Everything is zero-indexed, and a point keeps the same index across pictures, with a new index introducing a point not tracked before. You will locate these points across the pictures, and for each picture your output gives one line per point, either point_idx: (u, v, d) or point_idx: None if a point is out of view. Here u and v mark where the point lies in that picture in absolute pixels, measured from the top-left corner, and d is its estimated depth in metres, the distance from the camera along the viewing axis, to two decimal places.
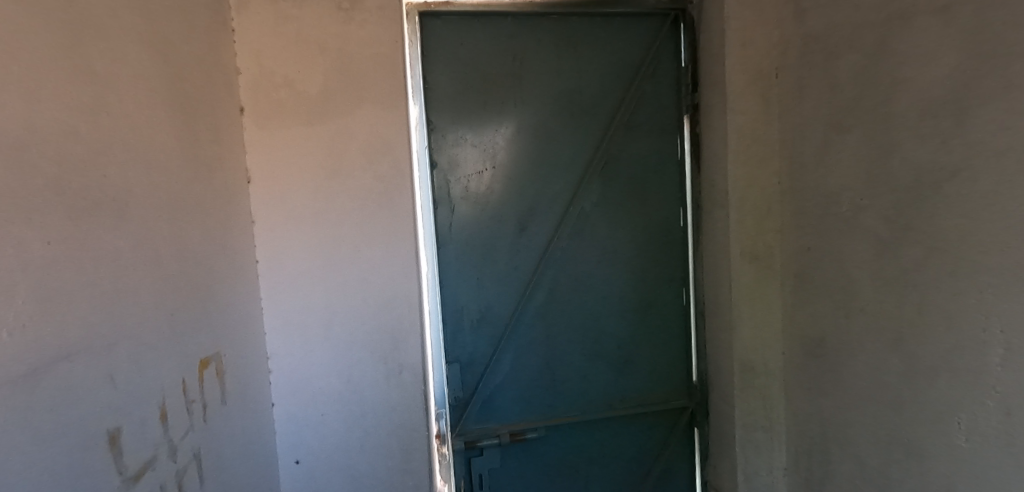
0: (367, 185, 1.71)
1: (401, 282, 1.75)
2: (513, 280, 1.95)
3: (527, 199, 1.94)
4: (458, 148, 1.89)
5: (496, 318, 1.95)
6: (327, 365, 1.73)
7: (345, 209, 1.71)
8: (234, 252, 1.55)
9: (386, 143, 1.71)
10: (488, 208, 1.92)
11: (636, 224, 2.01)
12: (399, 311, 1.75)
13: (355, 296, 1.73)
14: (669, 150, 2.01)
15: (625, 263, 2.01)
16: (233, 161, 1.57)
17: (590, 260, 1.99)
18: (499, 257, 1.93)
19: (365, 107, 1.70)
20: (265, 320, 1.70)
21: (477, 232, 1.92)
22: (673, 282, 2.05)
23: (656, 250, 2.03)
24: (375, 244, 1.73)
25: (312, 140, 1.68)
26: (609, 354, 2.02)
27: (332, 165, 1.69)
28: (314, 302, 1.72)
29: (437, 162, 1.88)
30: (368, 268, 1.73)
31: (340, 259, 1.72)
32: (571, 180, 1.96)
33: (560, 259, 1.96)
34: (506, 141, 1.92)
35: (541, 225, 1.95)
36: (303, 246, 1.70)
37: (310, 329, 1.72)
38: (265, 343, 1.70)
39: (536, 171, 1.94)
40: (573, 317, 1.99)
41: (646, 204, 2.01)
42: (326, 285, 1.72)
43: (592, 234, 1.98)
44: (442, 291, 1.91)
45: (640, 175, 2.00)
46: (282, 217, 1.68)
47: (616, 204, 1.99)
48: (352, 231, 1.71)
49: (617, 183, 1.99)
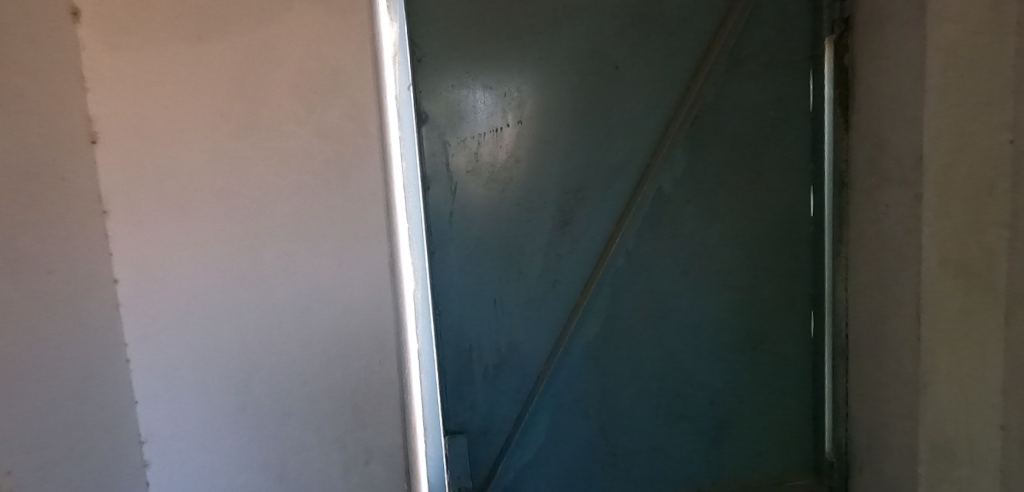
0: (303, 149, 0.99)
1: (364, 316, 1.03)
2: (550, 303, 1.23)
3: (575, 175, 1.21)
4: (463, 92, 1.17)
5: (523, 363, 1.24)
6: (245, 454, 1.03)
7: (267, 189, 0.99)
8: (53, 269, 0.81)
9: (335, 74, 0.99)
10: (511, 190, 1.20)
11: (743, 215, 1.28)
12: (364, 363, 1.04)
13: (287, 339, 1.02)
14: (798, 96, 1.26)
15: (724, 275, 1.28)
16: (53, 101, 0.85)
17: (671, 271, 1.26)
18: (528, 268, 1.22)
19: (298, 10, 0.97)
20: (135, 380, 0.99)
21: (493, 227, 1.20)
22: (797, 305, 1.31)
23: (773, 254, 1.29)
24: (321, 250, 1.01)
25: (207, 69, 0.96)
26: (697, 414, 1.31)
27: (241, 114, 0.97)
28: (217, 350, 1.01)
29: (427, 114, 1.16)
30: (308, 291, 1.01)
31: (260, 276, 1.00)
32: (642, 144, 1.23)
33: (624, 269, 1.24)
34: (538, 82, 1.19)
35: (594, 215, 1.23)
36: (195, 255, 0.99)
37: (213, 394, 1.01)
38: (137, 420, 0.99)
39: (588, 130, 1.21)
40: (642, 360, 1.27)
41: (759, 182, 1.27)
42: (237, 322, 1.01)
43: (674, 229, 1.25)
44: (438, 321, 1.20)
45: (750, 135, 1.26)
46: (156, 204, 0.97)
47: (713, 182, 1.26)
48: (277, 230, 1.00)
49: (715, 148, 1.25)
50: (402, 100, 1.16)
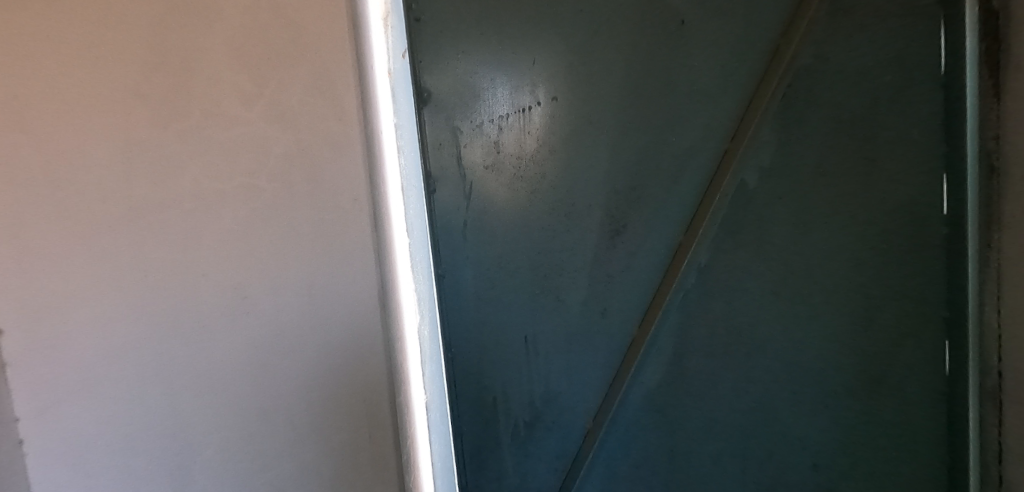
0: (252, 140, 0.69)
1: (348, 373, 0.74)
2: (598, 334, 0.98)
3: (627, 169, 0.95)
4: (476, 65, 0.91)
5: (563, 414, 1.01)
6: None
7: (205, 198, 0.70)
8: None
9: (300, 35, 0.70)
10: (542, 189, 0.95)
11: (853, 215, 0.93)
12: (351, 436, 0.76)
13: (244, 406, 0.73)
14: (925, 42, 0.87)
15: (830, 300, 0.95)
16: None
17: (754, 291, 0.96)
18: (569, 294, 0.97)
19: None
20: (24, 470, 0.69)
21: (517, 240, 0.96)
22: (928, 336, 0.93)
23: (890, 268, 0.93)
24: (286, 285, 0.72)
25: (113, 27, 0.67)
26: (794, 479, 1.00)
27: (164, 90, 0.68)
28: (142, 428, 0.71)
29: (432, 94, 0.91)
30: (269, 339, 0.72)
31: (203, 321, 0.71)
32: (715, 129, 0.94)
33: (694, 294, 0.97)
34: (575, 48, 0.92)
35: (653, 222, 0.96)
36: (106, 291, 0.69)
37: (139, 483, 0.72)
38: None
39: (641, 109, 0.93)
40: (717, 411, 0.99)
41: (874, 173, 0.91)
42: (171, 388, 0.72)
43: (760, 234, 0.95)
44: (457, 355, 0.99)
45: (860, 108, 0.91)
46: (43, 219, 0.67)
47: (800, 170, 0.93)
48: (223, 253, 0.71)
49: (809, 125, 0.92)
50: (395, 69, 0.85)
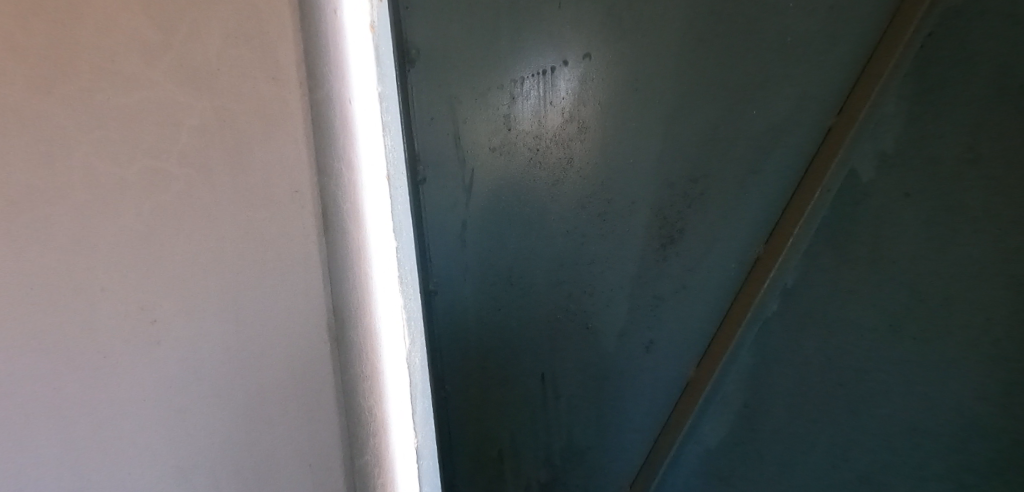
0: (156, 111, 0.49)
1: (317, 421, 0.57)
2: (636, 356, 0.89)
3: (683, 166, 0.82)
4: (480, 42, 0.82)
5: (596, 455, 0.94)
6: None
7: (96, 194, 0.49)
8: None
9: None
10: (556, 181, 0.84)
11: (978, 217, 0.70)
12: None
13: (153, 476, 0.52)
14: None
15: (944, 330, 0.73)
16: None
17: (853, 325, 0.78)
18: (601, 321, 0.89)
19: None
20: None
21: (524, 240, 0.87)
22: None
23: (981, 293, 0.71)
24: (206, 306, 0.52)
25: None
26: None
27: (30, 29, 0.46)
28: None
29: (423, 65, 0.84)
30: (190, 381, 0.52)
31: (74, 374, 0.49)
32: (795, 130, 0.78)
33: (771, 327, 0.83)
34: (607, 20, 0.80)
35: (712, 231, 0.83)
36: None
37: None
38: None
39: (687, 95, 0.80)
40: (795, 461, 0.84)
41: (1013, 160, 0.68)
42: (54, 463, 0.49)
43: (873, 246, 0.76)
44: (450, 359, 0.93)
45: (987, 74, 0.68)
46: None
47: (922, 160, 0.72)
48: (118, 262, 0.49)
49: (938, 105, 0.71)
50: (378, 23, 0.65)
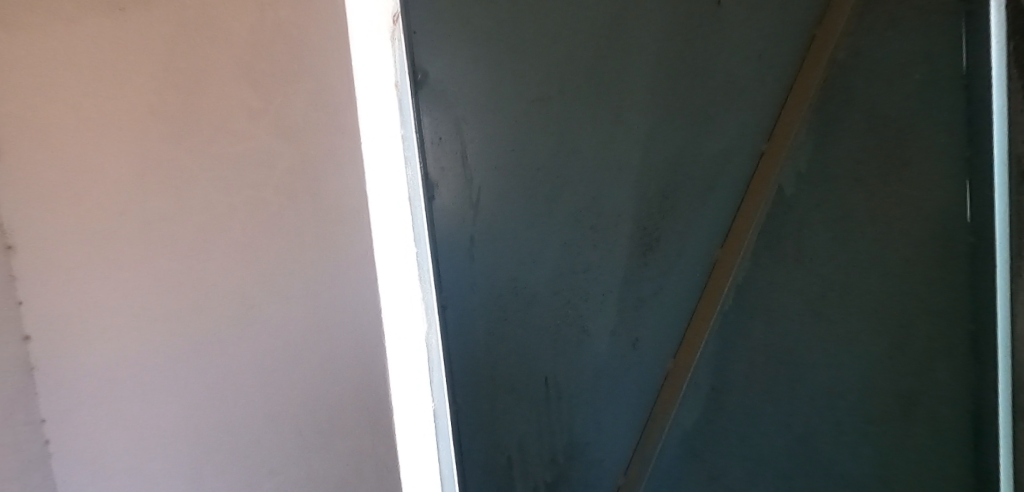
0: (263, 153, 0.71)
1: (366, 383, 0.74)
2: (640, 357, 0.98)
3: (656, 181, 0.93)
4: (489, 65, 0.86)
5: (593, 450, 0.99)
6: None
7: (216, 213, 0.72)
8: (30, 334, 0.74)
9: (299, 47, 0.69)
10: (554, 192, 0.91)
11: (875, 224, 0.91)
12: (353, 445, 0.75)
13: (257, 392, 0.74)
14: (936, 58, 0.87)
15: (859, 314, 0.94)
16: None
17: (790, 311, 0.96)
18: (595, 325, 0.96)
19: None
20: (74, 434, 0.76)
21: (526, 240, 0.91)
22: (920, 351, 0.93)
23: (881, 278, 0.93)
24: (300, 282, 0.72)
25: (121, 54, 0.70)
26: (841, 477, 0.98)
27: (191, 103, 0.70)
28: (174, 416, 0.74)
29: (420, 75, 0.83)
30: (277, 348, 0.73)
31: (208, 322, 0.73)
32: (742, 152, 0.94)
33: (731, 319, 0.97)
34: (597, 49, 0.89)
35: (686, 240, 0.95)
36: (132, 282, 0.73)
37: (158, 442, 0.75)
38: (67, 467, 0.76)
39: (665, 126, 0.92)
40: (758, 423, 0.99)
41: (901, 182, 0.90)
42: (206, 377, 0.74)
43: (800, 246, 0.94)
44: (461, 379, 0.93)
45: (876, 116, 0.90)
46: (66, 225, 0.72)
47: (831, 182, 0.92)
48: (230, 262, 0.72)
49: (836, 138, 0.91)
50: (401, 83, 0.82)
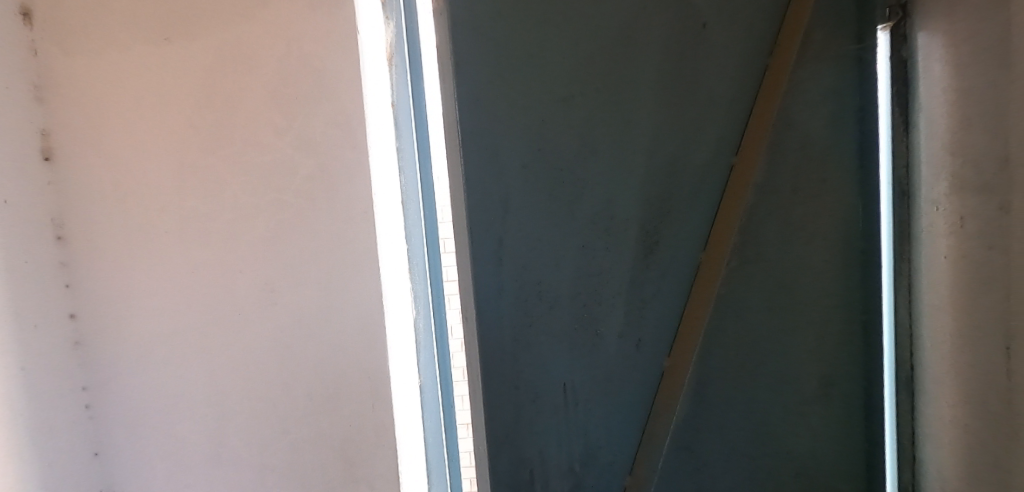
0: (284, 164, 0.85)
1: (367, 355, 0.88)
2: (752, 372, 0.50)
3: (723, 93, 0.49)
4: None
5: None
6: (227, 470, 0.89)
7: (242, 213, 0.85)
8: (74, 313, 0.86)
9: (317, 77, 0.84)
10: (585, 59, 0.47)
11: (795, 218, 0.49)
12: (354, 408, 0.89)
13: (274, 365, 0.88)
14: None
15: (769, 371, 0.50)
16: (42, 118, 0.83)
17: (749, 304, 0.50)
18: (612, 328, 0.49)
19: (274, 7, 0.83)
20: (107, 400, 0.88)
21: (564, 243, 0.48)
22: (843, 385, 0.51)
23: (849, 289, 0.50)
24: (312, 271, 0.87)
25: (165, 79, 0.83)
26: None
27: (223, 121, 0.84)
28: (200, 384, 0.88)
29: None
30: (292, 326, 0.87)
31: (232, 305, 0.87)
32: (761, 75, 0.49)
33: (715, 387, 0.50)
34: None
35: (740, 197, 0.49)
36: (164, 270, 0.86)
37: (182, 407, 0.88)
38: (102, 429, 0.88)
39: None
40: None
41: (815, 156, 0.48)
42: (227, 353, 0.88)
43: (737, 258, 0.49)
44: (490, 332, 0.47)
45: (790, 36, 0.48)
46: (109, 221, 0.85)
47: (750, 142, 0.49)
48: (252, 255, 0.86)
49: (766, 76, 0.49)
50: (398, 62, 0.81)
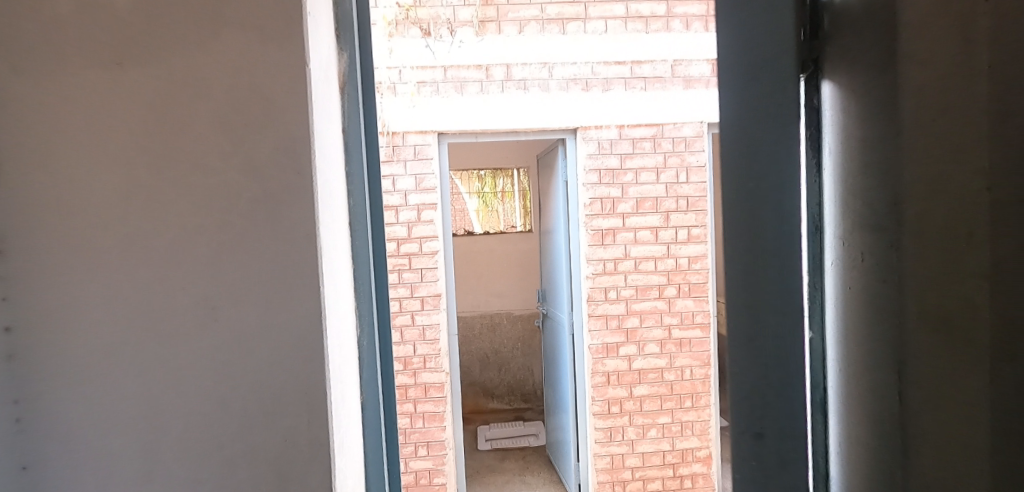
0: (230, 186, 0.89)
1: (304, 370, 0.91)
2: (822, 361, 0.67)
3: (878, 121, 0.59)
4: None
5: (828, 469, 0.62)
6: (162, 481, 0.91)
7: (186, 232, 0.88)
8: (9, 325, 0.87)
9: (267, 105, 0.88)
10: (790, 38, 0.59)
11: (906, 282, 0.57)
12: (290, 422, 0.92)
13: (213, 379, 0.90)
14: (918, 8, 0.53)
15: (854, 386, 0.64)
16: None
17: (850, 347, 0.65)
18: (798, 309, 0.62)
19: (226, 37, 0.88)
20: (40, 413, 0.88)
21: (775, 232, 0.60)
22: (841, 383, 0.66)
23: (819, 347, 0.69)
24: (255, 290, 0.90)
25: (116, 103, 0.87)
26: None
27: (174, 143, 0.88)
28: (138, 397, 0.89)
29: None
30: (231, 341, 0.90)
31: (173, 321, 0.89)
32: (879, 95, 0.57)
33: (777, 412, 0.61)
34: None
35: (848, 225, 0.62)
36: (105, 284, 0.88)
37: (122, 418, 0.89)
38: (33, 441, 0.89)
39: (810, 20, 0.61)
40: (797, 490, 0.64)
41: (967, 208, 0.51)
42: (166, 368, 0.89)
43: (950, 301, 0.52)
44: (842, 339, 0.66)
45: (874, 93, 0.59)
46: (51, 235, 0.87)
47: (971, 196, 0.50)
48: (196, 272, 0.89)
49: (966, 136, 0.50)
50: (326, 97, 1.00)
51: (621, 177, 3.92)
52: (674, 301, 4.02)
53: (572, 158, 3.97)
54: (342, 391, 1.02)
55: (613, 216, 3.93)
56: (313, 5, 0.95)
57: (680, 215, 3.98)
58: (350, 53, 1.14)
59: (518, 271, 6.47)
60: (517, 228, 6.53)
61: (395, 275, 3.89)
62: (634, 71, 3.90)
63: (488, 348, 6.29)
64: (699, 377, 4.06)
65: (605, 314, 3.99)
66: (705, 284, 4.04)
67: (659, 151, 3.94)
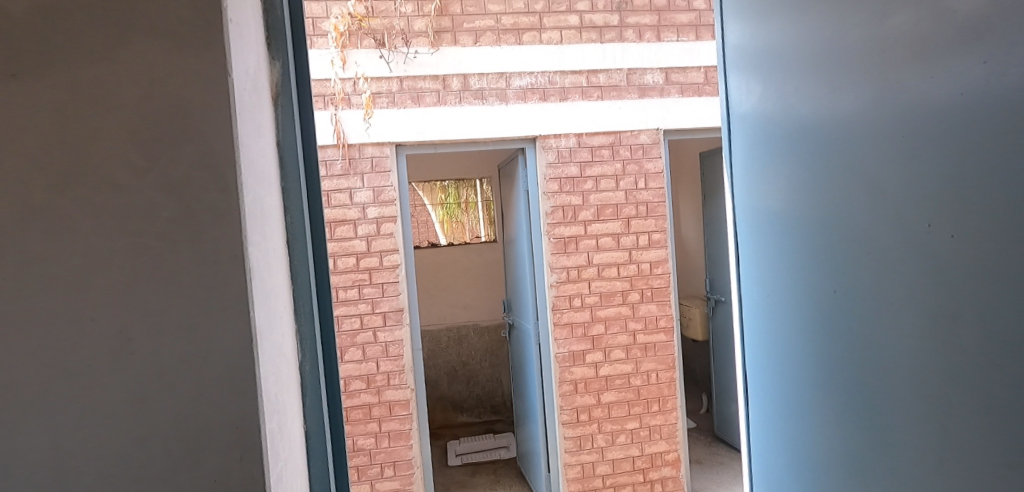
0: (144, 206, 0.81)
1: (233, 401, 0.84)
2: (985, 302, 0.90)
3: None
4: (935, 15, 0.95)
5: None
6: None
7: (96, 259, 0.81)
8: None
9: (184, 117, 0.82)
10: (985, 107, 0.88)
11: None
12: (218, 458, 0.85)
13: (130, 418, 0.82)
14: None
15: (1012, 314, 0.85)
16: None
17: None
18: None
19: (138, 46, 0.81)
20: None
21: None
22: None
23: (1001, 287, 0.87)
24: (177, 317, 0.83)
25: (10, 119, 0.79)
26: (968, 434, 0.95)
27: (79, 162, 0.80)
28: (41, 443, 0.81)
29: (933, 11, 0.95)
30: (149, 375, 0.82)
31: (82, 356, 0.81)
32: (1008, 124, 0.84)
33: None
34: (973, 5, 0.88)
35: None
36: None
37: (23, 468, 0.80)
38: None
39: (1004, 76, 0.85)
40: None
41: None
42: (74, 409, 0.81)
43: None
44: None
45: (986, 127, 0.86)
46: None
47: None
48: (107, 302, 0.81)
49: None
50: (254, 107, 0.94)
51: (581, 185, 3.93)
52: (638, 306, 4.04)
53: (532, 168, 3.95)
54: (281, 419, 0.95)
55: (574, 223, 3.94)
56: (237, 11, 0.90)
57: (640, 221, 4.02)
58: (283, 62, 1.08)
59: (483, 282, 6.42)
60: (481, 238, 6.49)
61: (355, 291, 3.78)
62: (591, 79, 3.93)
63: (455, 360, 6.20)
64: (665, 380, 4.09)
65: (570, 322, 3.97)
66: (667, 288, 4.09)
67: (617, 158, 3.97)
